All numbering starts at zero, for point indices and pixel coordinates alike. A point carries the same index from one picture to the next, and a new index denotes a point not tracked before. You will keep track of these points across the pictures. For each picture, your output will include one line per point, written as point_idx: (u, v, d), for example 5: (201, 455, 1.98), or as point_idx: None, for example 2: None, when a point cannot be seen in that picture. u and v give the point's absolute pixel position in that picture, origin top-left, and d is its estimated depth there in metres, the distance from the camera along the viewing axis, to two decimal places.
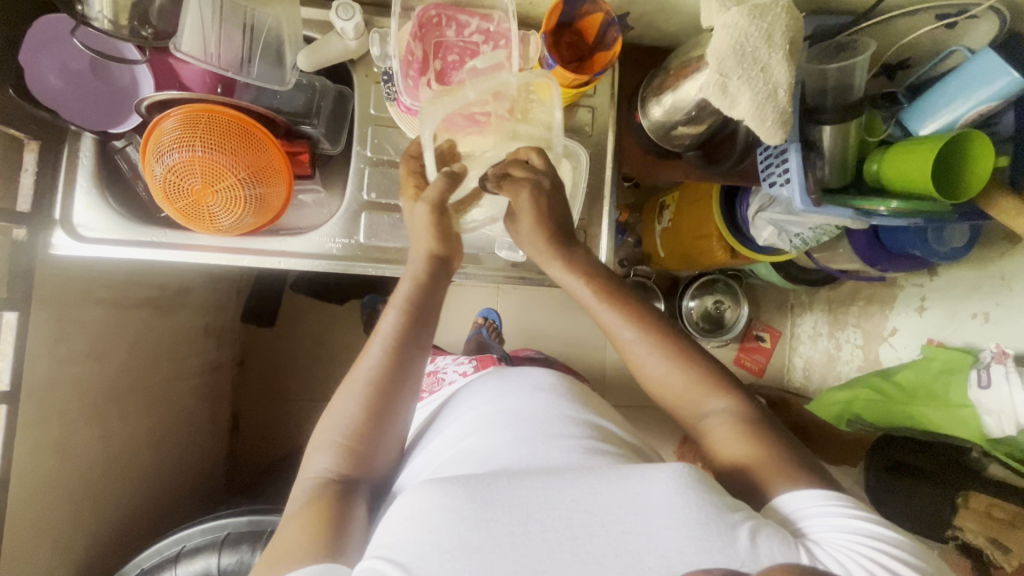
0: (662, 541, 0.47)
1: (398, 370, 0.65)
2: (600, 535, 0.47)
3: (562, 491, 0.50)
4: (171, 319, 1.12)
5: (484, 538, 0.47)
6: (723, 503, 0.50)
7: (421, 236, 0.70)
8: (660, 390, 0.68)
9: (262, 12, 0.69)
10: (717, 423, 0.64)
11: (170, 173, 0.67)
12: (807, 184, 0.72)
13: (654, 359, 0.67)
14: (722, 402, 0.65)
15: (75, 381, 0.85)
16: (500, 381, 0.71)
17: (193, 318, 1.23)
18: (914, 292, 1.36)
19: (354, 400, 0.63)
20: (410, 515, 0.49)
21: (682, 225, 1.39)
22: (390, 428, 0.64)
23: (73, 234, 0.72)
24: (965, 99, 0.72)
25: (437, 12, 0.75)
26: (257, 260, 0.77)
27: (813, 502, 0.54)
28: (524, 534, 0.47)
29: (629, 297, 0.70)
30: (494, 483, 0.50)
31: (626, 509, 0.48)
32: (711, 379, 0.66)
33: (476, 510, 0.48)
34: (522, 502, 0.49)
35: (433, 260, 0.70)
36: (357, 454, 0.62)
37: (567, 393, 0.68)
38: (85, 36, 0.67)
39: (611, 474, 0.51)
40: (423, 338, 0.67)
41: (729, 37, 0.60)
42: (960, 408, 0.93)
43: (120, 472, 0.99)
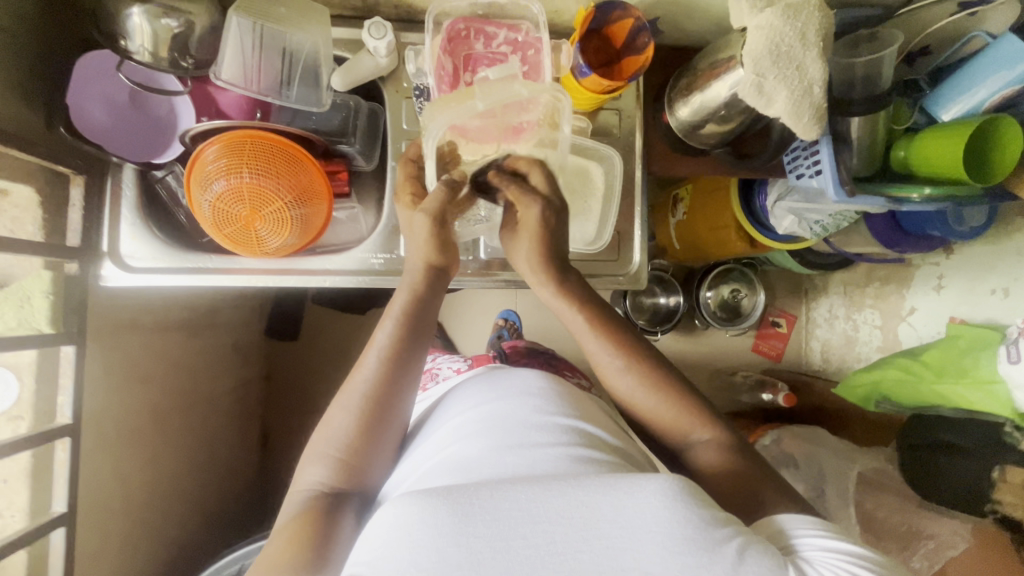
0: (648, 556, 0.41)
1: (395, 383, 0.67)
2: (584, 551, 0.41)
3: (544, 497, 0.44)
4: (203, 339, 1.13)
5: (462, 555, 0.41)
6: (713, 517, 0.44)
7: (418, 245, 0.70)
8: (646, 418, 0.70)
9: (297, 36, 0.69)
10: (704, 452, 0.66)
11: (219, 201, 0.68)
12: (841, 175, 0.73)
13: (639, 390, 0.69)
14: (706, 433, 0.67)
15: (124, 408, 0.86)
16: (490, 387, 0.69)
17: (223, 337, 1.24)
18: (931, 271, 1.37)
19: (349, 415, 0.65)
20: (387, 528, 0.44)
21: (697, 217, 1.40)
22: (382, 441, 0.66)
23: (121, 264, 0.73)
24: (986, 83, 0.74)
25: (465, 25, 0.75)
26: (304, 280, 0.78)
27: (800, 524, 0.52)
28: (504, 550, 0.42)
29: (618, 328, 0.71)
30: (472, 491, 0.45)
31: (610, 521, 0.42)
32: (698, 411, 0.68)
33: (456, 524, 0.42)
34: (503, 513, 0.43)
35: (430, 272, 0.71)
36: (351, 468, 0.63)
37: (558, 393, 0.67)
38: (130, 70, 0.68)
39: (597, 483, 0.45)
40: (417, 348, 0.69)
41: (765, 38, 0.61)
42: (988, 383, 0.94)
43: (165, 494, 1.00)
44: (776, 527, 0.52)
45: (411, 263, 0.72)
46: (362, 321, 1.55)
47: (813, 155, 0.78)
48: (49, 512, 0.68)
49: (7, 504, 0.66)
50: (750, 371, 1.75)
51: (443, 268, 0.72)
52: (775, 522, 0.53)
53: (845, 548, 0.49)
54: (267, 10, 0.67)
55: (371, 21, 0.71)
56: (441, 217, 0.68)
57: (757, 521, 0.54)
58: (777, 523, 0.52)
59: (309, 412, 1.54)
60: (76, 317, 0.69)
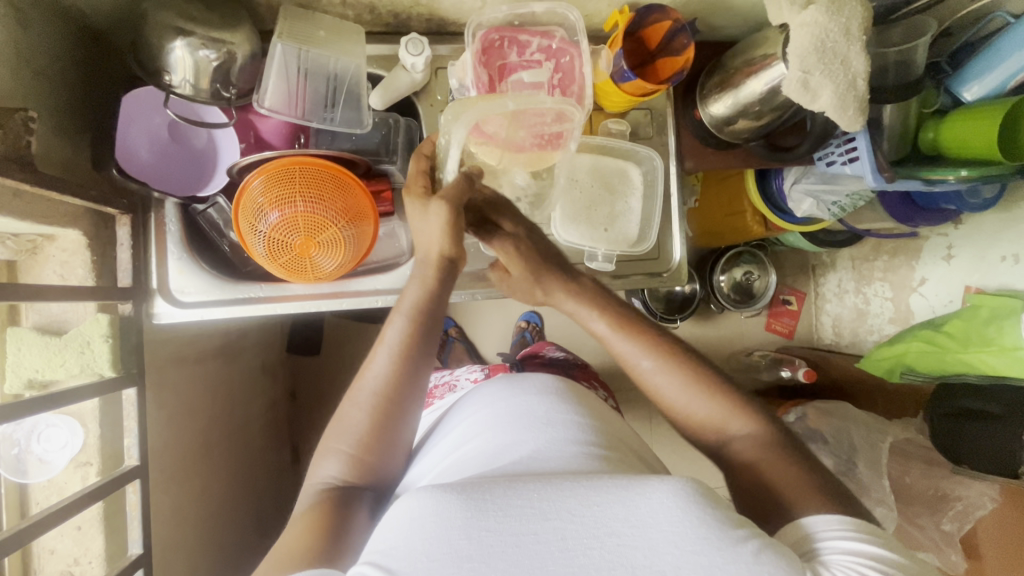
0: (658, 555, 0.41)
1: (407, 382, 0.62)
2: (593, 548, 0.42)
3: (556, 496, 0.45)
4: (236, 364, 1.12)
5: (474, 547, 0.42)
6: (727, 517, 0.44)
7: (432, 237, 0.65)
8: (683, 416, 0.66)
9: (338, 59, 0.67)
10: (743, 447, 0.62)
11: (274, 231, 0.67)
12: (877, 162, 0.75)
13: (674, 387, 0.65)
14: (747, 429, 0.63)
15: (177, 441, 0.85)
16: (507, 390, 0.71)
17: (252, 359, 1.23)
18: (940, 241, 1.41)
19: (363, 412, 0.61)
20: (401, 521, 0.45)
21: (712, 204, 1.44)
22: (398, 437, 0.63)
23: (172, 300, 0.72)
24: (1009, 62, 0.76)
25: (498, 35, 0.74)
26: (355, 301, 0.79)
27: (828, 527, 0.50)
28: (516, 544, 0.42)
29: (644, 327, 0.69)
30: (489, 489, 0.46)
31: (622, 521, 0.43)
32: (737, 404, 0.63)
33: (470, 518, 0.43)
34: (515, 508, 0.44)
35: (442, 263, 0.65)
36: (365, 464, 0.62)
37: (570, 399, 0.69)
38: (176, 104, 0.68)
39: (612, 486, 0.45)
40: (431, 348, 0.64)
41: (811, 35, 0.62)
42: (1015, 350, 0.99)
43: (212, 521, 1.00)
44: (802, 533, 0.52)
45: (422, 254, 0.66)
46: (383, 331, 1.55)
47: (848, 143, 0.79)
48: (127, 555, 0.68)
49: (85, 550, 0.66)
50: (765, 351, 1.79)
51: (455, 259, 0.66)
52: (802, 527, 0.52)
53: (872, 557, 0.48)
54: (307, 34, 0.66)
55: (408, 37, 0.71)
56: (458, 209, 0.64)
57: (783, 527, 0.53)
58: (803, 528, 0.52)
59: None
60: (135, 357, 0.68)
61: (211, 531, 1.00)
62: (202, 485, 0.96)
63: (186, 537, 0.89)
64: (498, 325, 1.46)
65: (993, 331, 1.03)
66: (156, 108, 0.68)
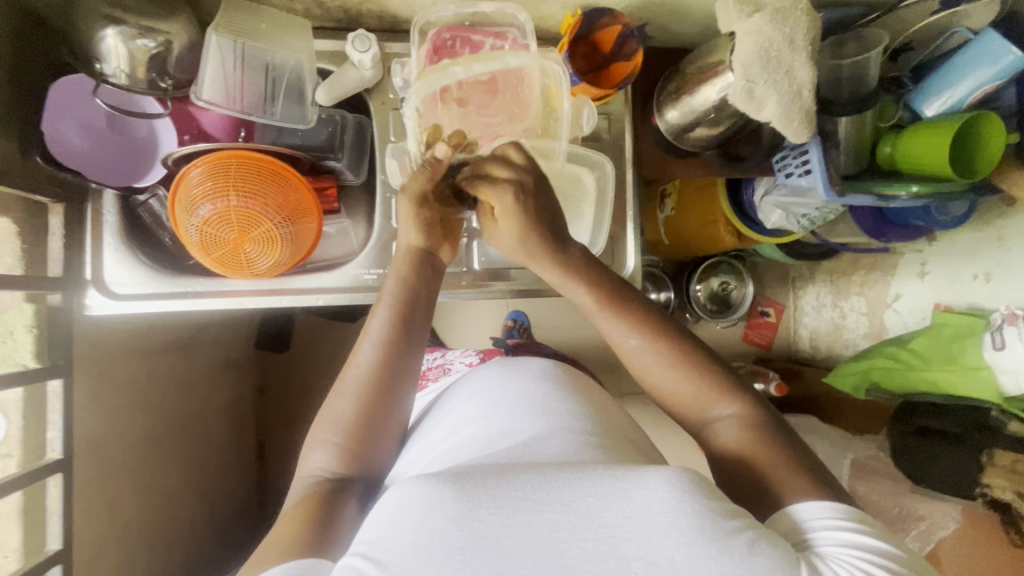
0: (652, 548, 0.40)
1: (394, 373, 0.65)
2: (587, 540, 0.40)
3: (550, 487, 0.43)
4: (199, 358, 1.10)
5: (465, 539, 0.40)
6: (721, 507, 0.43)
7: (405, 225, 0.68)
8: (664, 396, 0.66)
9: (280, 53, 0.66)
10: (727, 427, 0.61)
11: (206, 225, 0.66)
12: (829, 175, 0.74)
13: (657, 365, 0.65)
14: (731, 408, 0.62)
15: (118, 434, 0.84)
16: (502, 379, 0.69)
17: (215, 352, 1.22)
18: (915, 257, 1.40)
19: (349, 402, 0.63)
20: (393, 514, 0.44)
21: (687, 213, 1.37)
22: (388, 425, 0.65)
23: (106, 292, 0.71)
24: (969, 79, 0.75)
25: (451, 34, 0.73)
26: (296, 298, 0.77)
27: (817, 515, 0.49)
28: (507, 536, 0.41)
29: (630, 303, 0.67)
30: (482, 480, 0.44)
31: (615, 511, 0.41)
32: (722, 386, 0.63)
33: (461, 509, 0.42)
34: (508, 498, 0.42)
35: (414, 255, 0.69)
36: (355, 453, 0.62)
37: (566, 388, 0.68)
38: (106, 93, 0.66)
39: (606, 475, 0.44)
40: (416, 335, 0.67)
41: (754, 44, 0.61)
42: (980, 370, 0.99)
43: (168, 515, 0.97)
44: (790, 522, 0.50)
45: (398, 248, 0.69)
46: (352, 330, 1.53)
47: (802, 156, 0.78)
48: (45, 549, 0.66)
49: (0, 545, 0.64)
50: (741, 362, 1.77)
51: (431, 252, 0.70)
52: (789, 517, 0.50)
53: (867, 545, 0.46)
54: (247, 25, 0.65)
55: (356, 34, 0.71)
56: (426, 200, 0.67)
57: (772, 516, 0.52)
58: (791, 517, 0.50)
59: (301, 424, 1.50)
60: (62, 348, 0.67)
61: (171, 526, 0.99)
62: (162, 479, 0.95)
63: (131, 530, 0.87)
64: (471, 327, 1.44)
65: (957, 350, 1.04)
66: (90, 96, 0.67)
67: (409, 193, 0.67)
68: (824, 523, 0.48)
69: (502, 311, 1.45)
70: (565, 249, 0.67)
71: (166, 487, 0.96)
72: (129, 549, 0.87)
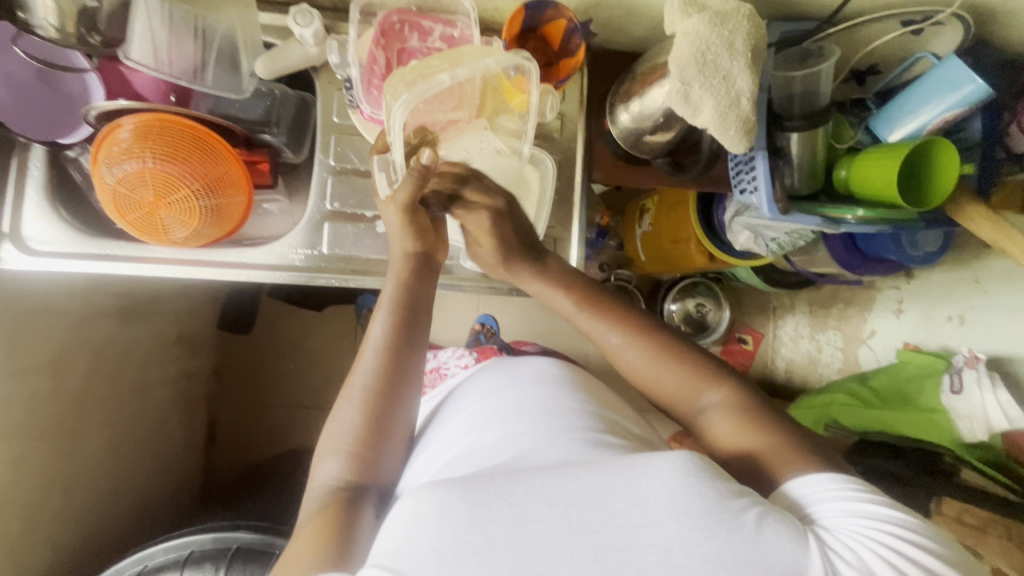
0: (664, 533, 0.44)
1: (396, 377, 0.64)
2: (600, 531, 0.44)
3: (560, 485, 0.46)
4: (154, 324, 1.06)
5: (480, 541, 0.44)
6: (728, 489, 0.46)
7: (395, 233, 0.69)
8: (655, 392, 0.67)
9: (214, 19, 0.67)
10: (716, 416, 0.63)
11: (121, 186, 0.65)
12: (773, 192, 0.71)
13: (642, 360, 0.67)
14: (718, 394, 0.64)
15: (27, 396, 0.78)
16: (502, 372, 0.70)
17: (166, 326, 1.10)
18: (892, 293, 1.31)
19: (355, 411, 0.62)
20: (409, 520, 0.46)
21: (662, 229, 1.33)
22: (392, 430, 0.63)
23: (22, 247, 0.71)
24: (931, 107, 0.72)
25: (400, 18, 0.72)
26: (217, 272, 0.75)
27: (818, 491, 0.52)
28: (522, 534, 0.44)
29: (610, 304, 0.71)
30: (489, 483, 0.47)
31: (625, 501, 0.45)
32: (704, 374, 0.65)
33: (473, 512, 0.45)
34: (519, 499, 0.46)
35: (410, 259, 0.70)
36: (365, 460, 0.61)
37: (571, 385, 0.66)
38: (30, 44, 0.66)
39: (612, 465, 0.47)
40: (414, 336, 0.66)
41: (690, 45, 0.59)
42: (934, 413, 0.98)
43: (96, 484, 0.91)
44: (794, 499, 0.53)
45: (393, 252, 0.70)
46: (303, 316, 1.40)
47: (749, 169, 0.75)
48: None
49: None
50: None
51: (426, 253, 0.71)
52: (793, 495, 0.53)
53: (869, 518, 0.48)
54: None
55: (298, 8, 0.69)
56: (414, 207, 0.68)
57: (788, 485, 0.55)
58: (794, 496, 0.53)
59: (261, 407, 1.38)
60: None
61: (110, 499, 0.94)
62: (86, 451, 0.89)
63: (51, 503, 0.82)
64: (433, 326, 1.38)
65: (914, 389, 1.02)
66: (12, 45, 0.66)
67: (394, 204, 0.67)
68: (824, 496, 0.51)
69: (468, 311, 1.39)
70: (540, 258, 0.75)
71: (87, 457, 0.89)
72: (44, 526, 0.81)
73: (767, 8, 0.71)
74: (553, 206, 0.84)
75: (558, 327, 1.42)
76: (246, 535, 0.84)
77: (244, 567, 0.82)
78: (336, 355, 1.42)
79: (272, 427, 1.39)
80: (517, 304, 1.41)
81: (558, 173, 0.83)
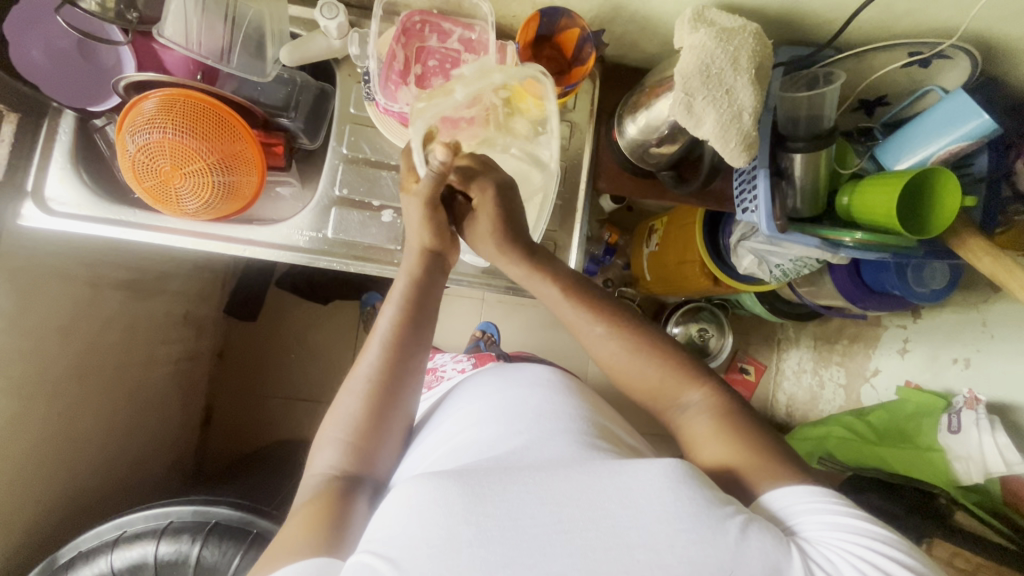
0: (652, 535, 0.43)
1: (400, 370, 0.63)
2: (591, 530, 0.43)
3: (551, 483, 0.46)
4: (164, 300, 1.08)
5: (474, 533, 0.43)
6: (715, 497, 0.46)
7: (413, 229, 0.69)
8: (633, 385, 0.67)
9: (245, 5, 0.72)
10: (694, 415, 0.63)
11: (141, 153, 0.68)
12: (773, 210, 0.72)
13: (624, 353, 0.67)
14: (697, 394, 0.64)
15: (32, 354, 0.79)
16: (500, 374, 0.69)
17: (174, 302, 1.12)
18: (897, 333, 1.22)
19: (357, 399, 0.61)
20: (404, 508, 0.46)
21: (670, 249, 1.26)
22: (391, 427, 0.62)
23: (43, 206, 0.75)
24: (936, 139, 0.72)
25: (421, 18, 0.75)
26: (223, 246, 0.78)
27: (793, 503, 0.51)
28: (513, 528, 0.43)
29: (596, 295, 0.70)
30: (486, 477, 0.47)
31: (616, 502, 0.45)
32: (685, 373, 0.65)
33: (469, 502, 0.44)
34: (513, 493, 0.45)
35: (425, 256, 0.69)
36: (362, 451, 0.60)
37: (569, 391, 0.65)
38: (71, 16, 0.70)
39: (601, 467, 0.48)
40: (424, 335, 0.66)
41: (696, 57, 0.61)
42: (930, 451, 0.96)
43: (87, 450, 0.92)
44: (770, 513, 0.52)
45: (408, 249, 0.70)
46: (308, 310, 1.41)
47: (752, 187, 0.76)
48: None
49: None
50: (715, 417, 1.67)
51: (438, 253, 0.70)
52: (768, 507, 0.53)
53: (864, 537, 0.47)
54: None
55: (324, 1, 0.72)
56: (434, 203, 0.68)
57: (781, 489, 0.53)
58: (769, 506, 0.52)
59: (257, 393, 1.38)
60: None
61: (98, 464, 0.95)
62: (81, 414, 0.90)
63: (40, 461, 0.83)
64: (436, 327, 1.38)
65: (913, 427, 1.00)
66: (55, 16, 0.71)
67: (416, 197, 0.68)
68: (804, 506, 0.51)
69: (471, 316, 1.40)
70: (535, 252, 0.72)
71: (80, 421, 0.90)
72: (30, 484, 0.81)
73: (775, 31, 0.73)
74: (556, 211, 0.85)
75: (559, 339, 1.42)
76: (226, 512, 0.84)
77: (220, 543, 0.82)
78: (336, 349, 1.40)
79: (265, 416, 1.38)
80: (520, 312, 1.41)
81: (563, 179, 0.85)
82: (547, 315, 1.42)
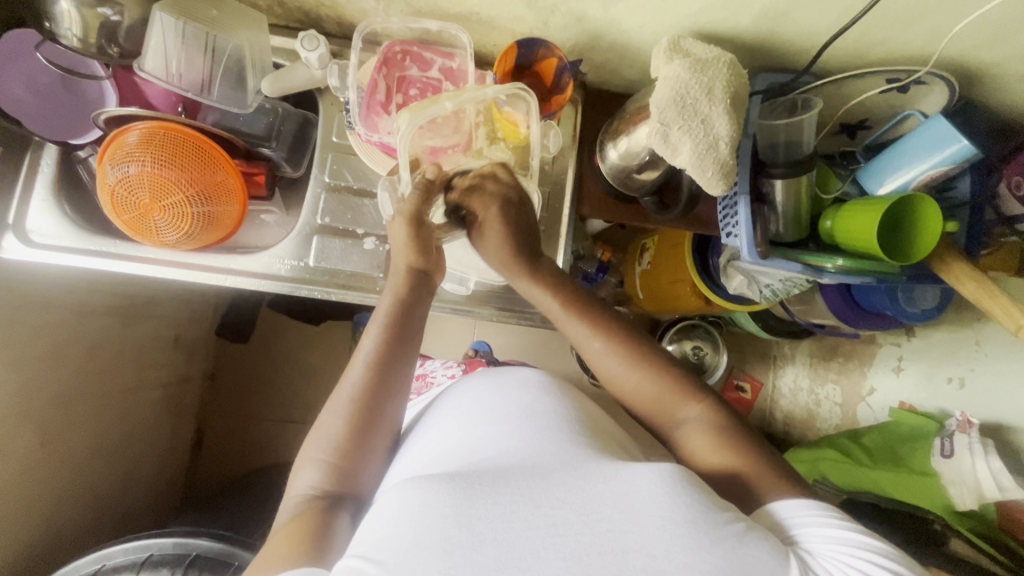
0: (648, 539, 0.42)
1: (383, 390, 0.62)
2: (585, 534, 0.42)
3: (544, 488, 0.45)
4: (152, 324, 1.07)
5: (464, 535, 0.42)
6: (712, 502, 0.45)
7: (399, 248, 0.69)
8: (633, 401, 0.65)
9: (224, 38, 0.72)
10: (693, 431, 0.60)
11: (121, 186, 0.68)
12: (755, 237, 0.71)
13: (624, 368, 0.65)
14: (695, 408, 0.62)
15: (12, 385, 0.78)
16: (489, 373, 0.67)
17: (161, 327, 1.11)
18: (891, 351, 1.20)
19: (338, 419, 0.60)
20: (395, 512, 0.45)
21: (660, 268, 1.25)
22: (373, 444, 0.61)
23: (24, 239, 0.75)
24: (918, 163, 0.72)
25: (401, 48, 0.75)
26: (205, 276, 0.78)
27: (798, 511, 0.50)
28: (505, 532, 0.42)
29: (597, 311, 0.69)
30: (478, 478, 0.46)
31: (611, 506, 0.44)
32: (684, 388, 0.63)
33: (459, 506, 0.43)
34: (504, 497, 0.44)
35: (409, 276, 0.69)
36: (343, 469, 0.59)
37: (559, 393, 0.61)
38: (52, 52, 0.72)
39: (594, 472, 0.47)
40: (406, 352, 0.65)
41: (670, 88, 0.61)
42: (925, 477, 0.95)
43: (73, 480, 0.91)
44: (773, 520, 0.51)
45: (394, 268, 0.70)
46: (297, 331, 1.39)
47: (734, 212, 0.75)
48: None
49: None
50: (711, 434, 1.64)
51: (425, 271, 0.70)
52: (772, 514, 0.51)
53: (861, 545, 0.46)
54: (199, 11, 0.70)
55: (306, 33, 0.73)
56: (417, 220, 0.68)
57: (777, 502, 0.52)
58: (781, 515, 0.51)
59: (246, 415, 1.37)
60: None
61: (84, 493, 0.94)
62: (66, 442, 0.89)
63: (25, 491, 0.82)
64: (427, 346, 1.37)
65: (907, 451, 1.00)
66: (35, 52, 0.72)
67: (402, 215, 0.68)
68: (807, 520, 0.49)
69: (462, 337, 1.39)
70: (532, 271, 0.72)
71: (64, 450, 0.89)
72: (16, 515, 0.80)
73: (754, 58, 0.74)
74: (539, 235, 0.85)
75: (551, 359, 1.40)
76: (208, 544, 0.83)
77: None
78: (325, 371, 1.39)
79: (255, 438, 1.36)
80: (511, 332, 1.40)
81: (545, 203, 0.84)
82: (539, 334, 1.41)
